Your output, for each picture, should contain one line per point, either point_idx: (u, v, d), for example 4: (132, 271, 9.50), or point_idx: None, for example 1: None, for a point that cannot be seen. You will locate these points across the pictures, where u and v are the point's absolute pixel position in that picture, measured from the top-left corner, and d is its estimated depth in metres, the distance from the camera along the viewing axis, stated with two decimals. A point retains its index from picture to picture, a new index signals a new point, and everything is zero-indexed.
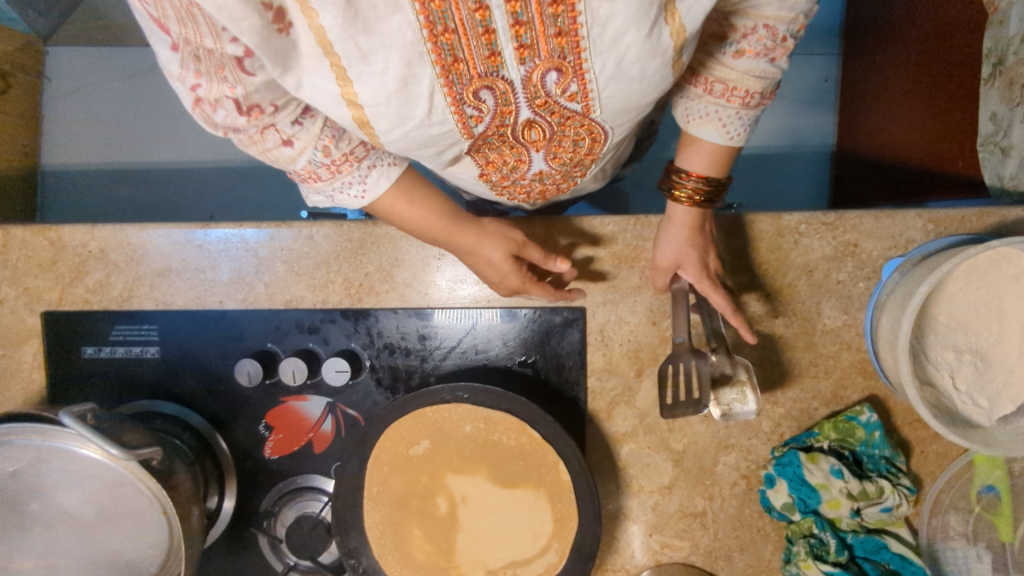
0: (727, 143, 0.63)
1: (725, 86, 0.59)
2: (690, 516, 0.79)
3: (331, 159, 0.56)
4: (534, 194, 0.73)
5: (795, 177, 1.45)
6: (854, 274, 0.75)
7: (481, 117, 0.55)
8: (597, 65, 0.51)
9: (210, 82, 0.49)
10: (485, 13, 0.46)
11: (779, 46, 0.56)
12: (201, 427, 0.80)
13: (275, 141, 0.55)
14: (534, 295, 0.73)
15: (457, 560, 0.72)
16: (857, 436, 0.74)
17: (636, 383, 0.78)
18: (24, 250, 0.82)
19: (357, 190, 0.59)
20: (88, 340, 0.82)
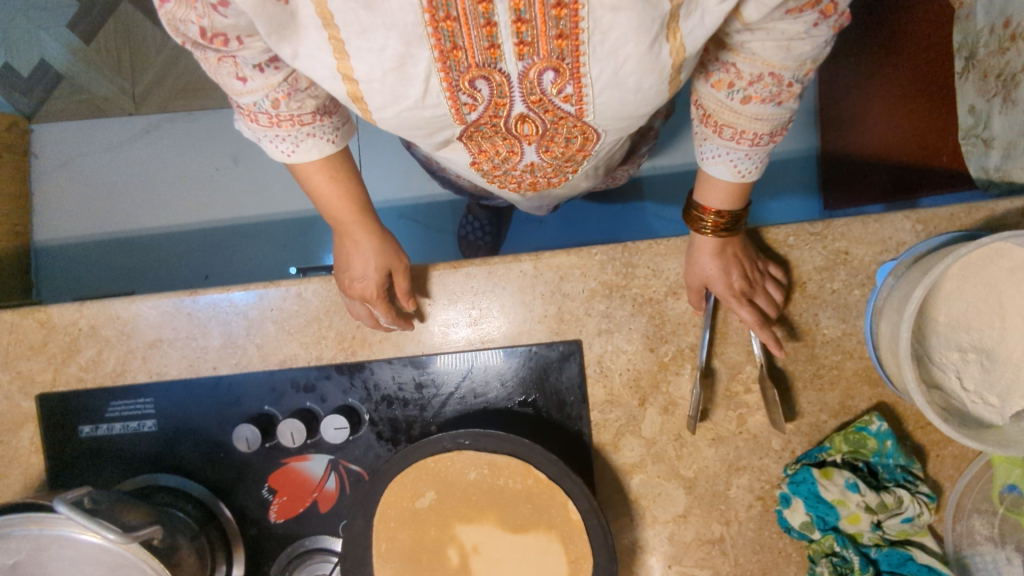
0: (738, 179, 0.66)
1: (734, 130, 0.62)
2: (709, 543, 0.77)
3: (275, 112, 0.58)
4: (527, 182, 0.77)
5: (777, 184, 1.44)
6: (848, 282, 0.75)
7: (475, 104, 0.57)
8: (595, 70, 0.53)
9: (181, 5, 0.49)
10: (488, 6, 0.47)
11: (785, 91, 0.58)
12: (203, 496, 0.79)
13: (230, 72, 0.55)
14: (377, 311, 0.75)
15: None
16: (869, 446, 0.72)
17: (639, 412, 0.77)
18: (15, 334, 0.81)
19: (287, 147, 0.62)
20: (84, 419, 0.81)
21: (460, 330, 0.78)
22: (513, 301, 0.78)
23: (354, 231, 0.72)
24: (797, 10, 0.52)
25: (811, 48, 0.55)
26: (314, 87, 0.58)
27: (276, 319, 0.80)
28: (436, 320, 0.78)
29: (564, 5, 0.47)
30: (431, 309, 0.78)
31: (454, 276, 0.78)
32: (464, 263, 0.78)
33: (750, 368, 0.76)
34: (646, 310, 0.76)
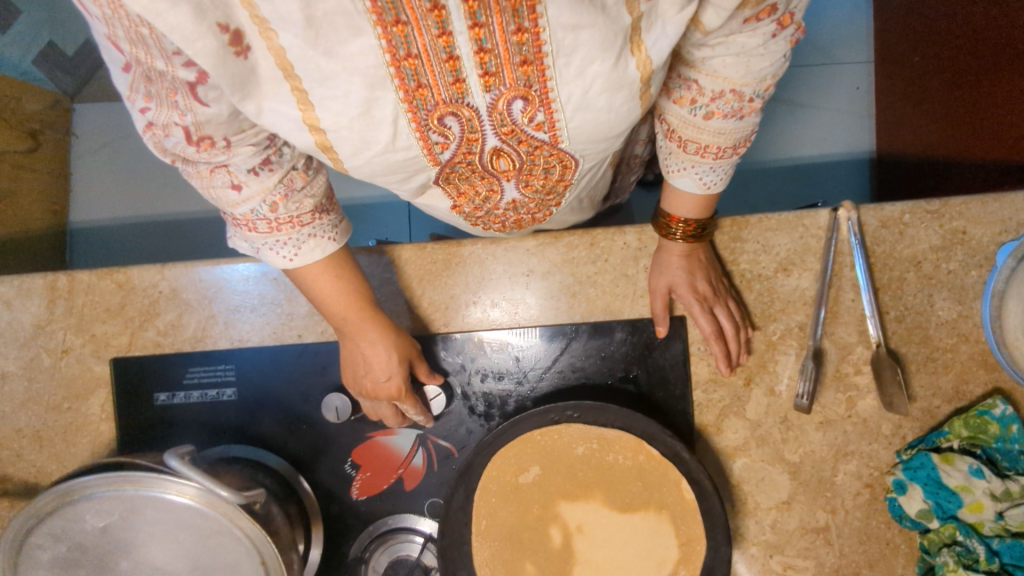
0: (704, 191, 0.65)
1: (698, 145, 0.61)
2: (813, 533, 0.73)
3: (274, 217, 0.55)
4: (510, 222, 0.71)
5: (816, 188, 1.40)
6: (966, 262, 0.72)
7: (447, 143, 0.51)
8: (564, 95, 0.48)
9: (161, 107, 0.45)
10: (448, 39, 0.42)
11: (747, 106, 0.57)
12: (282, 470, 0.75)
13: (223, 183, 0.52)
14: (406, 407, 0.71)
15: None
16: (991, 432, 0.69)
17: (744, 393, 0.74)
18: (91, 295, 0.78)
19: (289, 252, 0.58)
20: (160, 386, 0.78)
21: (560, 303, 0.76)
22: (618, 272, 0.76)
23: (364, 327, 0.67)
24: (753, 19, 0.50)
25: (770, 65, 0.53)
26: (309, 185, 0.56)
27: None
28: (534, 292, 0.76)
29: (525, 30, 0.42)
30: (528, 281, 0.76)
31: (555, 248, 0.76)
32: (564, 234, 0.76)
33: (862, 349, 0.73)
34: (754, 287, 0.74)
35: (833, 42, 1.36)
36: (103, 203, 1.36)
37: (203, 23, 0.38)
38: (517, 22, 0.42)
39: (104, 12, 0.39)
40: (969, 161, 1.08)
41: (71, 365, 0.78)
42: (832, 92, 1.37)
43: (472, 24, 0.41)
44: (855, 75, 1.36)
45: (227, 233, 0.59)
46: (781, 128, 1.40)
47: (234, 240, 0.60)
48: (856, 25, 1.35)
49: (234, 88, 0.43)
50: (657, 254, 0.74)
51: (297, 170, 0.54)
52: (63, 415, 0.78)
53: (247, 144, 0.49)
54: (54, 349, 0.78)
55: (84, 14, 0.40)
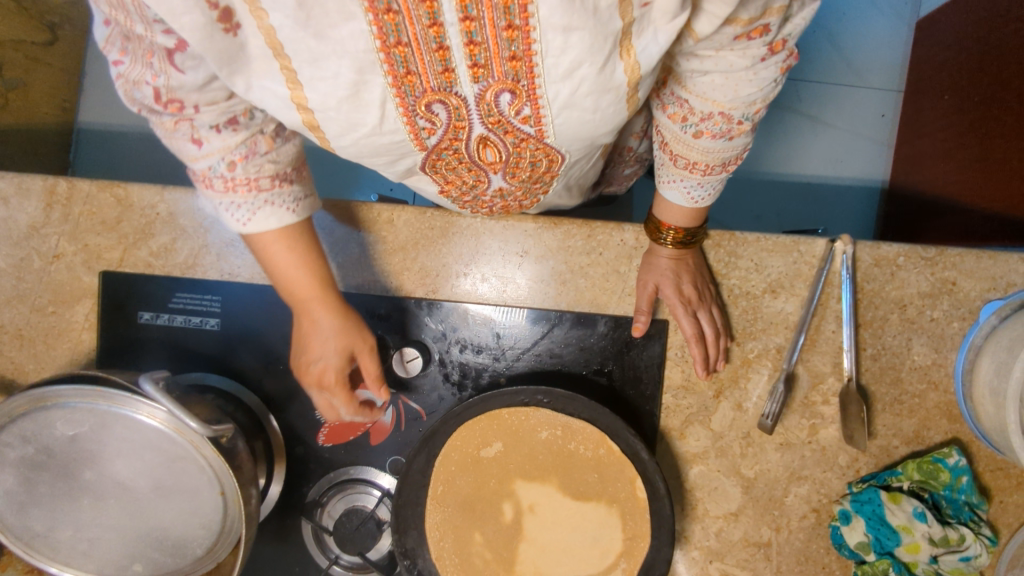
0: (691, 205, 0.66)
1: (687, 161, 0.61)
2: (755, 546, 0.76)
3: (232, 176, 0.53)
4: (498, 207, 0.72)
5: (825, 210, 1.40)
6: (949, 313, 0.73)
7: (434, 129, 0.51)
8: (551, 92, 0.48)
9: (134, 63, 0.46)
10: (439, 30, 0.43)
11: (735, 128, 0.57)
12: (253, 405, 0.77)
13: (185, 136, 0.50)
14: (338, 401, 0.67)
15: (519, 570, 0.69)
16: (941, 479, 0.71)
17: (712, 404, 0.75)
18: (89, 206, 0.79)
19: (243, 216, 0.55)
20: (146, 305, 0.79)
21: (547, 289, 0.77)
22: (610, 267, 0.76)
23: (312, 307, 0.64)
24: (745, 36, 0.49)
25: (757, 90, 0.53)
26: (276, 151, 0.54)
27: (363, 242, 0.78)
28: (525, 273, 0.77)
29: (515, 28, 0.42)
30: (521, 262, 0.77)
31: (552, 234, 0.76)
32: (564, 221, 0.76)
33: (833, 380, 0.74)
34: (740, 303, 0.75)
35: (865, 65, 1.35)
36: (112, 109, 1.34)
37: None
38: (507, 18, 0.42)
39: None
40: (972, 207, 1.10)
41: (60, 271, 0.79)
42: (856, 115, 1.37)
43: (462, 17, 0.42)
44: (881, 101, 1.35)
45: None
46: (800, 143, 1.39)
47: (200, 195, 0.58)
48: (893, 52, 1.34)
49: (221, 65, 0.44)
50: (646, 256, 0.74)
51: (264, 134, 0.52)
52: (47, 318, 0.79)
53: (212, 109, 0.49)
54: (46, 253, 0.79)
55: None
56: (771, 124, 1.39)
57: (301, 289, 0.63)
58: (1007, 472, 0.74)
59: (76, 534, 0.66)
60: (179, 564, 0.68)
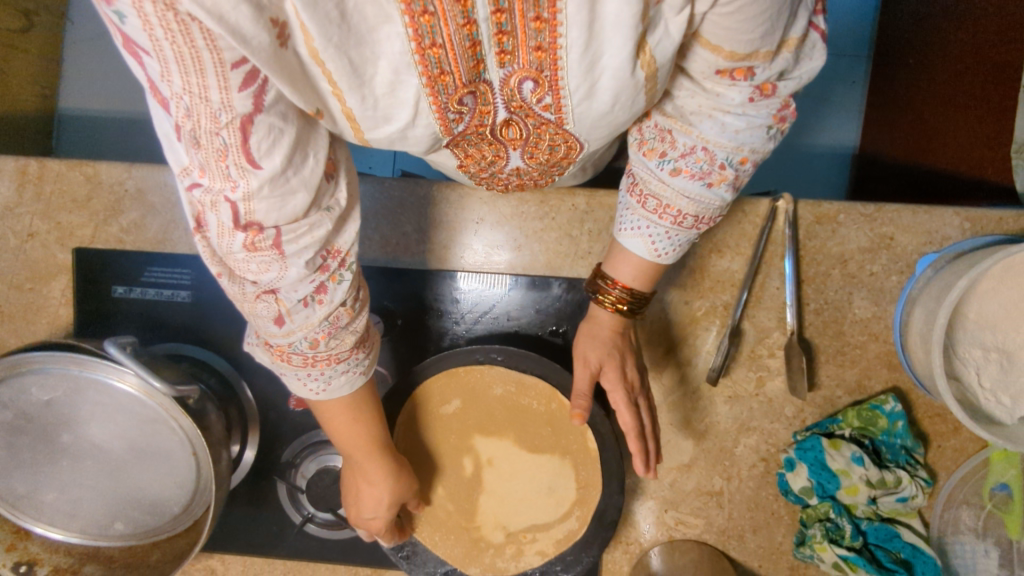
0: (653, 258, 0.61)
1: (659, 202, 0.57)
2: (707, 495, 0.79)
3: (312, 352, 0.51)
4: (512, 184, 0.69)
5: (796, 176, 1.42)
6: (888, 267, 0.76)
7: (461, 118, 0.49)
8: (574, 85, 0.46)
9: (213, 181, 0.41)
10: (473, 27, 0.42)
11: (716, 171, 0.55)
12: (228, 373, 0.81)
13: (267, 311, 0.49)
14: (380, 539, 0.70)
15: (480, 519, 0.74)
16: (879, 425, 0.75)
17: (663, 360, 0.79)
18: (60, 185, 0.81)
19: (317, 385, 0.54)
20: (119, 279, 0.82)
21: (503, 255, 0.80)
22: (562, 231, 0.79)
23: (370, 470, 0.63)
24: (728, 75, 0.50)
25: (745, 127, 0.53)
26: (353, 321, 0.52)
27: None
28: (482, 240, 0.80)
29: (543, 20, 0.42)
30: (477, 229, 0.79)
31: (506, 201, 0.79)
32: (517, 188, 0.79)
33: (778, 335, 0.78)
34: (689, 263, 0.78)
35: (837, 31, 1.36)
36: (88, 92, 1.35)
37: (260, 20, 0.36)
38: (536, 10, 0.41)
39: (156, 42, 0.35)
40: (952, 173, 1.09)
41: (36, 249, 0.82)
42: (828, 82, 1.38)
43: (494, 9, 0.41)
44: (852, 69, 1.37)
45: (247, 346, 0.55)
46: None
47: (252, 349, 0.55)
48: (865, 18, 1.35)
49: (287, 85, 0.39)
50: (584, 326, 0.69)
51: (345, 307, 0.51)
52: (24, 294, 0.82)
53: (296, 248, 0.46)
54: (21, 231, 0.82)
55: (134, 63, 0.36)
56: None
57: (362, 457, 0.62)
58: (944, 418, 0.77)
59: (58, 496, 0.70)
60: (158, 522, 0.72)
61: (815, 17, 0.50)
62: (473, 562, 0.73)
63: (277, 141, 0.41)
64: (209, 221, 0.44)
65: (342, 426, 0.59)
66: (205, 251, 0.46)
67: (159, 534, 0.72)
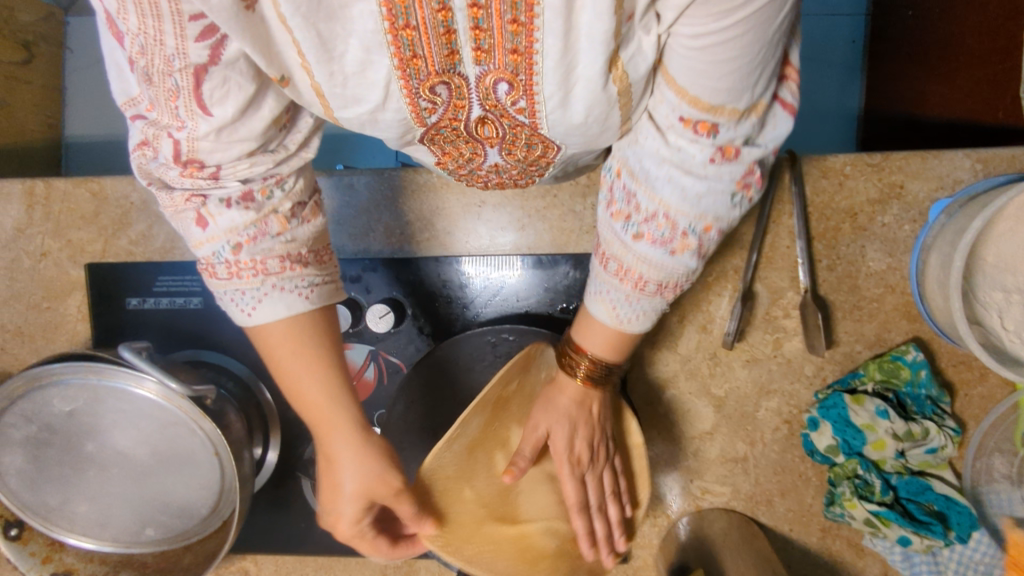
0: (615, 325, 0.57)
1: (620, 265, 0.54)
2: (732, 462, 0.79)
3: (236, 259, 0.51)
4: (492, 180, 0.68)
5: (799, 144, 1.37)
6: (900, 216, 0.74)
7: (435, 108, 0.49)
8: (547, 91, 0.47)
9: (162, 114, 0.46)
10: (447, 14, 0.42)
11: (678, 238, 0.51)
12: (245, 375, 0.82)
13: (191, 215, 0.51)
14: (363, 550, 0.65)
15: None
16: (902, 376, 0.73)
17: (677, 328, 0.78)
18: (67, 203, 0.83)
19: (247, 304, 0.53)
20: (132, 291, 0.83)
21: (507, 236, 0.79)
22: (566, 208, 0.78)
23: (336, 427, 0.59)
24: (692, 128, 0.47)
25: (709, 193, 0.49)
26: (289, 231, 0.53)
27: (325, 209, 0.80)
28: (484, 222, 0.79)
29: (520, 23, 0.42)
30: (481, 212, 0.79)
31: None
32: None
33: (792, 294, 0.76)
34: None
35: None
36: (91, 114, 1.36)
37: None
38: (513, 12, 0.41)
39: None
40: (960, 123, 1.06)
41: (50, 268, 0.83)
42: (827, 43, 1.32)
43: (471, 3, 0.41)
44: (850, 27, 1.31)
45: None
46: None
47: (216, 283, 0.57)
48: None
49: (248, 44, 0.43)
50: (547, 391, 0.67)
51: (276, 214, 0.52)
52: (43, 313, 0.84)
53: (235, 178, 0.50)
54: (34, 252, 0.83)
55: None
56: None
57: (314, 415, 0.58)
58: (970, 365, 0.75)
59: (89, 507, 0.71)
60: (187, 526, 0.73)
61: (780, 91, 0.49)
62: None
63: (231, 86, 0.45)
64: (155, 149, 0.49)
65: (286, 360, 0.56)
66: (140, 165, 0.51)
67: (190, 537, 0.73)
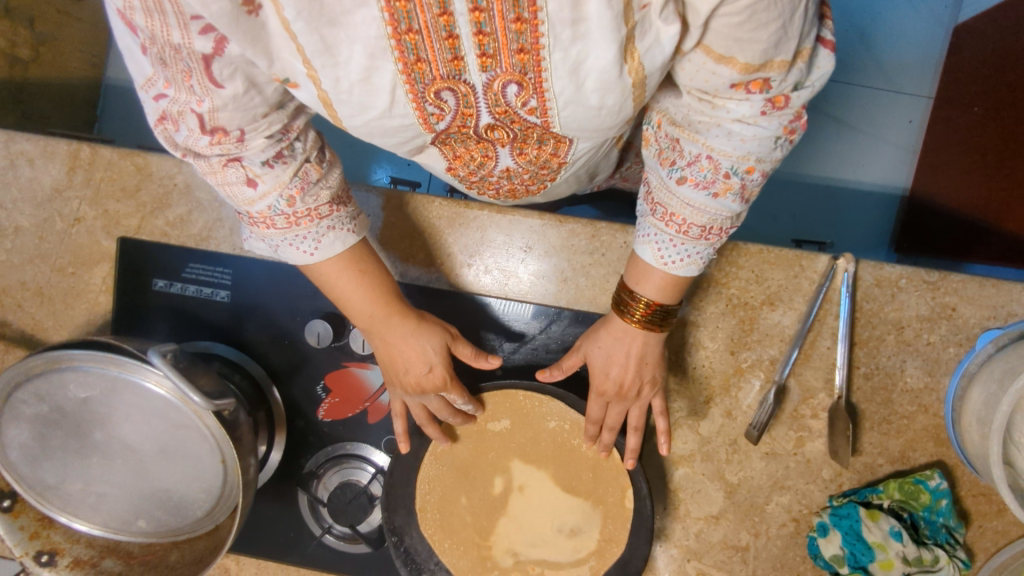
0: (661, 267, 0.59)
1: (665, 210, 0.56)
2: (732, 549, 0.77)
3: (292, 211, 0.55)
4: (504, 189, 0.72)
5: (839, 216, 1.32)
6: (946, 337, 0.73)
7: (442, 115, 0.52)
8: (557, 87, 0.48)
9: (179, 93, 0.47)
10: (449, 19, 0.43)
11: (721, 180, 0.53)
12: (258, 376, 0.80)
13: (238, 178, 0.53)
14: (455, 397, 0.68)
15: (494, 539, 0.74)
16: (921, 500, 0.72)
17: (702, 409, 0.77)
18: (110, 173, 0.81)
19: (309, 247, 0.57)
20: (160, 272, 0.81)
21: (549, 285, 0.78)
22: (611, 269, 0.77)
23: (391, 326, 0.64)
24: (742, 89, 0.48)
25: (755, 139, 0.51)
26: (324, 177, 0.56)
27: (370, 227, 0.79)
28: (527, 268, 0.78)
29: (524, 20, 0.43)
30: (525, 256, 0.78)
31: (557, 231, 0.77)
32: (569, 220, 0.77)
33: (823, 396, 0.75)
34: (736, 314, 0.75)
35: (897, 68, 1.27)
36: None
37: None
38: (517, 11, 0.42)
39: None
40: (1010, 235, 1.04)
41: (80, 234, 0.82)
42: (883, 118, 1.29)
43: (472, 7, 0.42)
44: (909, 107, 1.27)
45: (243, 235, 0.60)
46: (822, 144, 1.30)
47: (251, 243, 0.60)
48: (927, 53, 1.26)
49: (246, 47, 0.44)
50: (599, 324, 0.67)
51: (310, 163, 0.55)
52: (66, 278, 0.82)
53: (261, 136, 0.51)
54: (68, 215, 0.82)
55: None
56: None
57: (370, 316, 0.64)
58: (989, 499, 0.74)
59: (85, 488, 0.70)
60: (179, 523, 0.72)
61: (823, 31, 0.50)
62: None
63: (238, 66, 0.46)
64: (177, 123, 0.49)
65: (352, 283, 0.62)
66: (166, 139, 0.51)
67: (181, 534, 0.72)
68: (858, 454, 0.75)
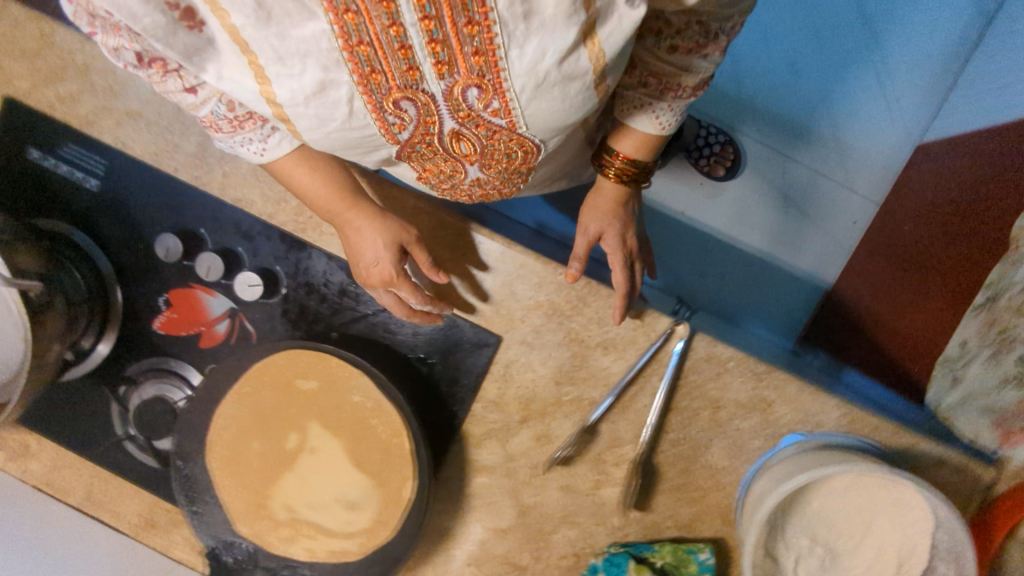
0: (659, 131, 0.67)
1: (660, 80, 0.61)
2: (511, 566, 0.79)
3: (234, 115, 0.59)
4: (477, 195, 0.72)
5: (758, 296, 1.26)
6: (755, 428, 0.75)
7: (403, 124, 0.55)
8: (517, 86, 0.50)
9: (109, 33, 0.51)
10: (399, 29, 0.45)
11: (711, 42, 0.57)
12: (104, 271, 0.79)
13: (179, 87, 0.56)
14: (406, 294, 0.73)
15: (274, 491, 0.75)
16: (686, 570, 0.75)
17: (516, 427, 0.78)
18: (11, 28, 0.78)
19: (257, 147, 0.64)
20: (37, 143, 0.80)
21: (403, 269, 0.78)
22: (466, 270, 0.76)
23: (349, 217, 0.71)
24: None
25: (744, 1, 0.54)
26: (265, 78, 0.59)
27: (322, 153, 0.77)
28: None
29: (475, 23, 0.45)
30: None
31: (427, 219, 0.77)
32: (442, 211, 0.77)
33: (629, 449, 0.76)
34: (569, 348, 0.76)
35: (858, 166, 1.24)
36: None
37: None
38: (467, 15, 0.44)
39: None
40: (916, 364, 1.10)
41: None
42: (830, 212, 1.24)
43: (422, 16, 0.44)
44: (857, 208, 1.24)
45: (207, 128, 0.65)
46: (764, 218, 1.26)
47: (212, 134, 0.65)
48: (890, 161, 1.23)
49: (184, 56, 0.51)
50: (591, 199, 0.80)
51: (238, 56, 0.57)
52: None
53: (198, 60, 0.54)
54: None
55: None
56: (747, 189, 1.27)
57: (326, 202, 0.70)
58: None
59: None
60: None
61: None
62: (248, 521, 0.75)
63: None
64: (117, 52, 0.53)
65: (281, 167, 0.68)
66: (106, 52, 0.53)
67: None
68: (645, 512, 0.77)
